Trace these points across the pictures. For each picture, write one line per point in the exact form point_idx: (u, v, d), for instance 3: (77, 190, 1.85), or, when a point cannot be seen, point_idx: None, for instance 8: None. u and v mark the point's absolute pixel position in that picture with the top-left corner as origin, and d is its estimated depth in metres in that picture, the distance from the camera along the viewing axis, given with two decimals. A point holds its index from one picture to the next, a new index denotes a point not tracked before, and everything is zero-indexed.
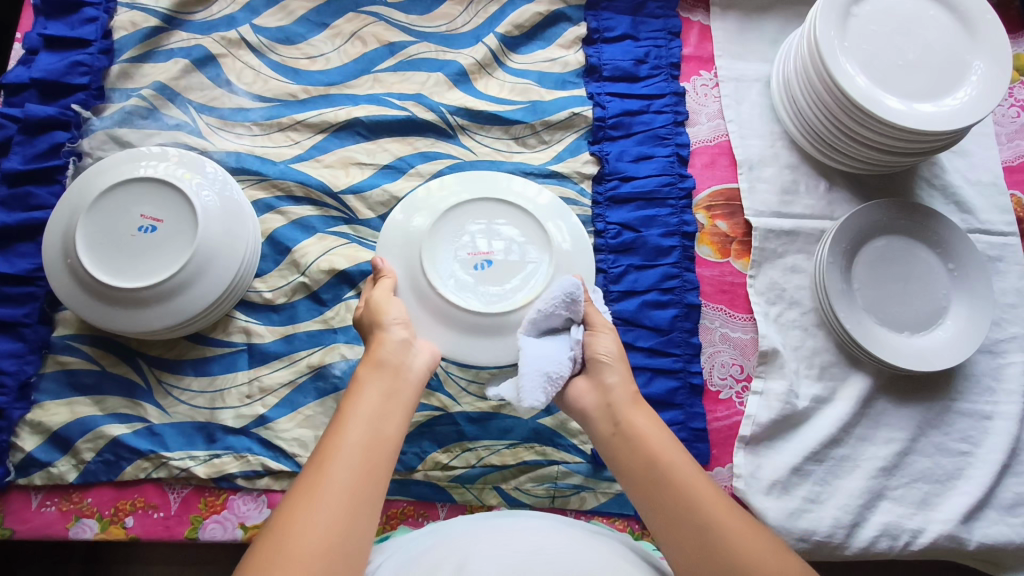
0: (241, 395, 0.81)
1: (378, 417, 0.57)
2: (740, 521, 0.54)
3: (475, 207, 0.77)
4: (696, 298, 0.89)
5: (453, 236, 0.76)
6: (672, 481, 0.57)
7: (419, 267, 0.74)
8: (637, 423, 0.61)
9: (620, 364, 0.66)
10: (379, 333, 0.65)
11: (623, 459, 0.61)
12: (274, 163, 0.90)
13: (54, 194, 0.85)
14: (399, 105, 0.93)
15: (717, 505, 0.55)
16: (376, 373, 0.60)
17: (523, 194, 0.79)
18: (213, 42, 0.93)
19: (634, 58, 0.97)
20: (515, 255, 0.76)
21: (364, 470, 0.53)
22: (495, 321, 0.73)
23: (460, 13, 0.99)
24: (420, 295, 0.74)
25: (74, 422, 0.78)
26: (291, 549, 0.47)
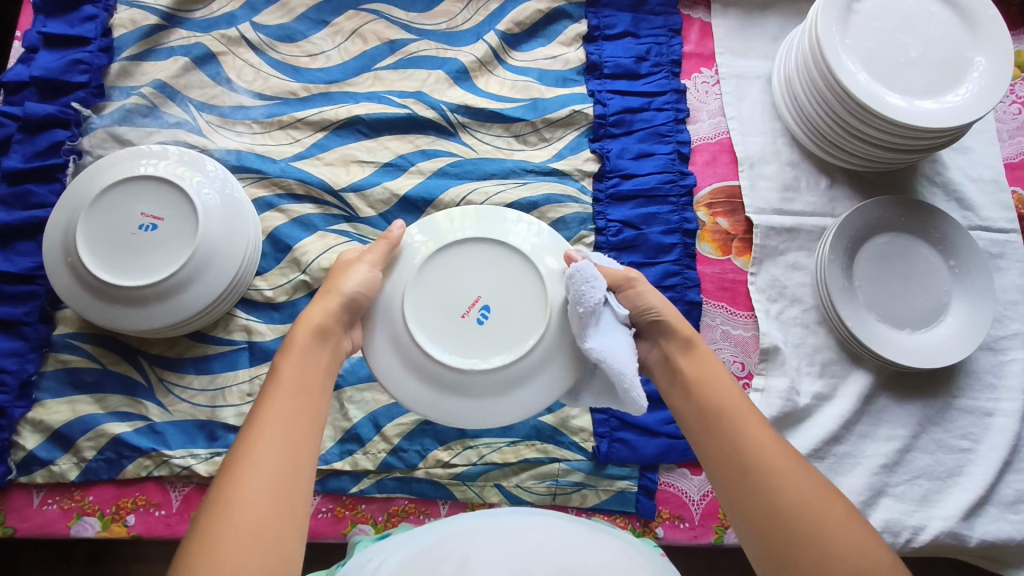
0: (242, 393, 0.81)
1: (308, 384, 0.57)
2: (790, 463, 0.54)
3: (435, 261, 0.68)
4: (697, 295, 0.88)
5: (438, 291, 0.67)
6: (724, 421, 0.58)
7: (413, 350, 0.65)
8: (694, 368, 0.63)
9: (671, 311, 0.66)
10: (327, 297, 0.63)
11: (679, 403, 0.62)
12: (274, 161, 0.89)
13: (54, 192, 0.85)
14: (399, 103, 0.93)
15: (771, 446, 0.55)
16: (310, 338, 0.60)
17: (478, 222, 0.70)
18: (213, 40, 0.93)
19: (635, 55, 0.97)
20: (502, 289, 0.67)
21: (299, 432, 0.53)
22: (518, 372, 0.65)
23: (460, 10, 0.98)
24: (428, 378, 0.66)
25: (74, 421, 0.78)
26: (237, 510, 0.46)
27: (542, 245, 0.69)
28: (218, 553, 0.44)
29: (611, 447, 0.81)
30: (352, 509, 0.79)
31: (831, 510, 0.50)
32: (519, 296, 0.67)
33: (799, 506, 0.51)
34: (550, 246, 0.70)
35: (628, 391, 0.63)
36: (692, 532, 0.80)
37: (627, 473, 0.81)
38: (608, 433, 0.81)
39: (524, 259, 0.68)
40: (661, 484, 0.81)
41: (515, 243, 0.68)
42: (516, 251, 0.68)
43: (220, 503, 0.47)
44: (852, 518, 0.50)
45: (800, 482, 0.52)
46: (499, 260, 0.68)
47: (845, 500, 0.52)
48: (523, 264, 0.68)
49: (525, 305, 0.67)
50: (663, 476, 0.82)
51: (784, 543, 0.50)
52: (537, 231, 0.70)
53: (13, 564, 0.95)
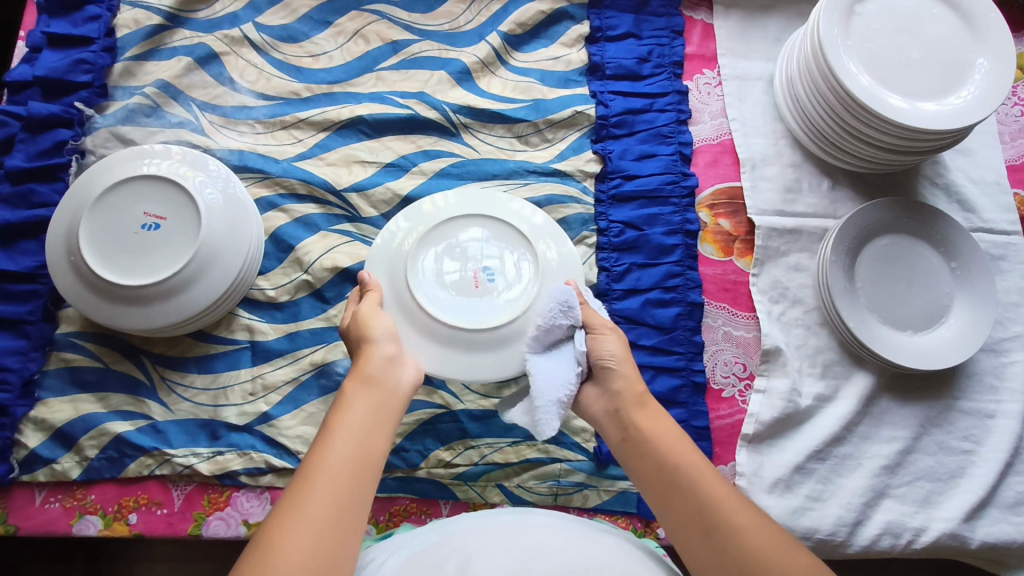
0: (244, 393, 0.81)
1: (364, 434, 0.56)
2: (751, 518, 0.54)
3: (437, 231, 0.75)
4: (699, 296, 0.88)
5: (440, 256, 0.74)
6: (681, 482, 0.58)
7: (416, 308, 0.70)
8: (647, 422, 0.63)
9: (626, 365, 0.66)
10: (366, 347, 0.64)
11: (636, 461, 0.62)
12: (276, 161, 0.90)
13: (57, 191, 0.85)
14: (402, 104, 0.93)
15: (732, 505, 0.55)
16: (362, 388, 0.60)
17: (476, 199, 0.77)
18: (216, 41, 0.93)
19: (637, 56, 0.97)
20: (500, 258, 0.74)
21: (349, 487, 0.53)
22: (514, 328, 0.71)
23: (462, 11, 0.99)
24: (428, 334, 0.70)
25: (76, 419, 0.78)
26: (278, 565, 0.46)
27: (536, 223, 0.76)
28: None
29: None
30: None
31: (795, 561, 0.51)
32: (515, 263, 0.74)
33: (766, 565, 0.51)
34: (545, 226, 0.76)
35: (537, 411, 0.67)
36: None
37: (628, 473, 0.81)
38: None
39: (520, 230, 0.75)
40: None
41: (513, 218, 0.76)
42: (514, 226, 0.75)
43: (264, 554, 0.47)
44: (815, 567, 0.51)
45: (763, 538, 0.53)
46: (498, 230, 0.75)
47: (803, 546, 0.53)
48: (519, 236, 0.75)
49: (521, 270, 0.74)
50: None
51: None
52: (531, 212, 0.77)
53: (16, 565, 0.96)
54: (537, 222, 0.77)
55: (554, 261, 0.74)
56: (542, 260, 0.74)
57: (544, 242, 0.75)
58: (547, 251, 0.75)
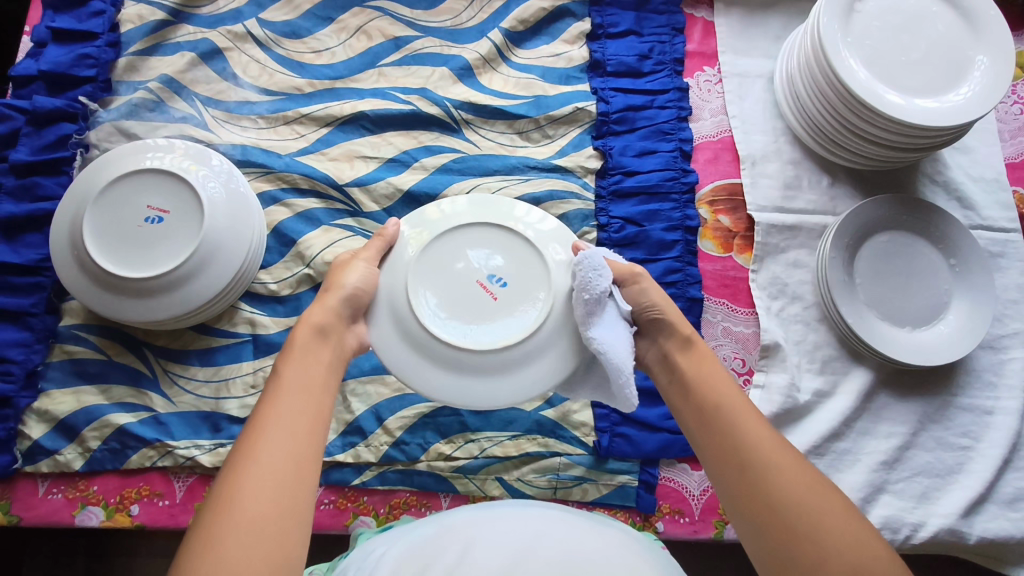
0: (245, 385, 0.81)
1: (310, 383, 0.57)
2: (789, 460, 0.54)
3: (436, 247, 0.69)
4: (698, 292, 0.89)
5: (443, 270, 0.68)
6: (721, 420, 0.58)
7: (424, 336, 0.65)
8: (692, 364, 0.63)
9: (672, 310, 0.66)
10: (327, 296, 0.64)
11: (679, 401, 0.63)
12: (279, 156, 0.90)
13: (61, 185, 0.85)
14: (404, 99, 0.94)
15: (768, 443, 0.55)
16: (311, 338, 0.60)
17: (472, 206, 0.71)
18: (219, 36, 0.94)
19: (638, 53, 0.97)
20: (505, 270, 0.68)
21: (303, 433, 0.53)
22: (531, 346, 0.66)
23: (464, 8, 0.99)
24: (438, 363, 0.66)
25: (80, 411, 0.78)
26: (240, 509, 0.47)
27: (544, 229, 0.70)
28: (222, 550, 0.44)
29: (613, 442, 0.81)
30: (354, 501, 0.79)
31: (829, 504, 0.51)
32: (524, 274, 0.68)
33: (798, 503, 0.51)
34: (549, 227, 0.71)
35: (621, 388, 0.63)
36: (692, 527, 0.80)
37: (627, 467, 0.81)
38: (609, 428, 0.82)
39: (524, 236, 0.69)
40: (661, 478, 0.82)
41: (515, 224, 0.70)
42: (517, 232, 0.69)
43: (225, 500, 0.47)
44: (846, 512, 0.51)
45: (798, 478, 0.52)
46: (504, 241, 0.69)
47: (843, 494, 0.52)
48: (524, 243, 0.69)
49: (531, 279, 0.68)
50: (663, 471, 0.82)
51: (783, 542, 0.51)
52: (534, 214, 0.71)
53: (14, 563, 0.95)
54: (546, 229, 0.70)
55: (563, 265, 0.69)
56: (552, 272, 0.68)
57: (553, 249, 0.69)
58: (555, 254, 0.69)
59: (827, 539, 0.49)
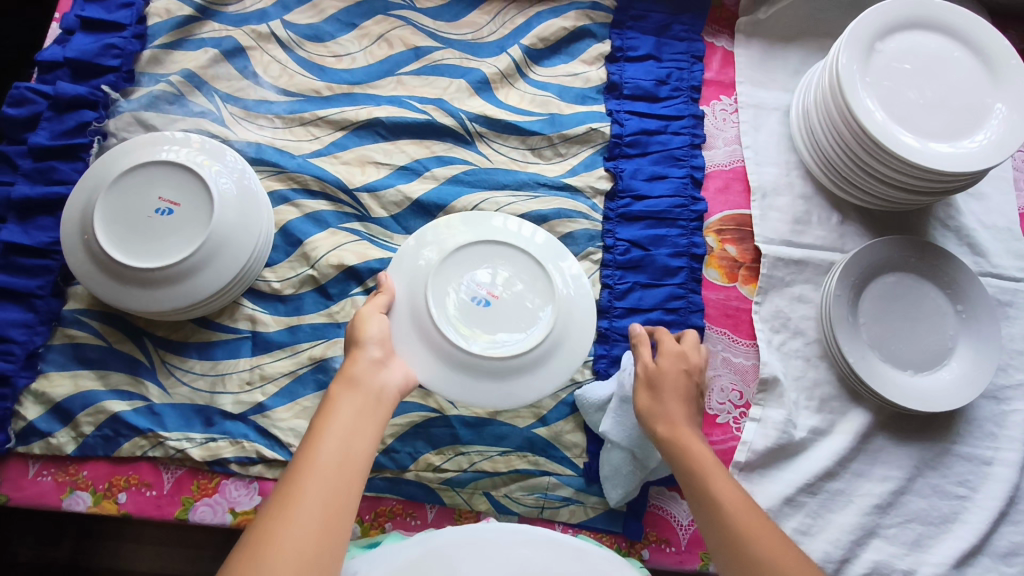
0: (241, 381, 0.82)
1: (348, 437, 0.58)
2: (781, 547, 0.56)
3: (455, 330, 0.72)
4: (700, 320, 0.89)
5: (462, 323, 0.73)
6: (706, 492, 0.62)
7: (441, 340, 0.71)
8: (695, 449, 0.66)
9: (671, 404, 0.70)
10: (355, 350, 0.67)
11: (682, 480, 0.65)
12: (292, 156, 0.91)
13: (77, 171, 0.86)
14: (420, 109, 0.94)
15: (765, 533, 0.57)
16: (347, 389, 0.62)
17: (472, 226, 0.78)
18: (243, 35, 0.95)
19: (656, 78, 0.99)
20: (510, 278, 0.76)
21: (338, 490, 0.54)
22: (539, 351, 0.73)
23: (486, 23, 1.01)
24: (458, 367, 0.72)
25: (76, 395, 0.78)
26: (270, 560, 0.48)
27: (434, 240, 0.77)
28: None
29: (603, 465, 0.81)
30: None
31: None
32: (528, 280, 0.76)
33: None
34: (550, 243, 0.79)
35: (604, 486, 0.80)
36: (678, 557, 0.79)
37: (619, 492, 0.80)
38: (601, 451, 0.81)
39: (501, 236, 0.77)
40: (650, 505, 0.81)
41: (457, 240, 0.77)
42: (524, 245, 0.77)
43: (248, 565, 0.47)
44: None
45: (785, 555, 0.55)
46: (446, 270, 0.75)
47: None
48: (450, 259, 0.75)
49: (498, 256, 0.76)
50: (653, 499, 0.81)
51: None
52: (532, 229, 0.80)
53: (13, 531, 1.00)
54: (428, 246, 0.77)
55: (523, 233, 0.79)
56: (487, 239, 0.77)
57: (455, 238, 0.77)
58: (472, 230, 0.78)
59: None
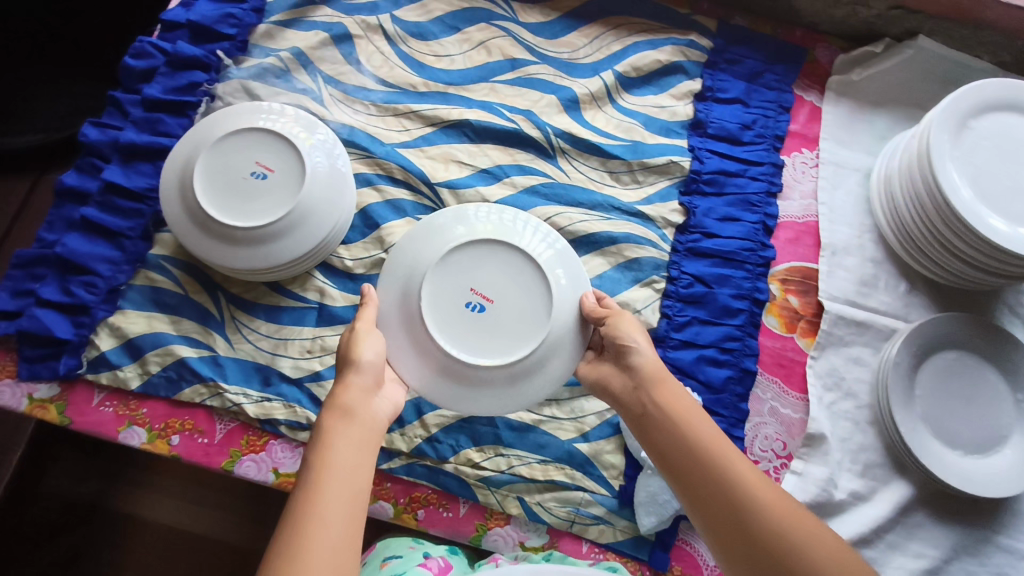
0: (302, 349, 0.84)
1: (351, 471, 0.58)
2: (759, 479, 0.60)
3: (451, 338, 0.73)
4: (753, 365, 0.89)
5: (457, 328, 0.74)
6: (678, 436, 0.64)
7: (430, 344, 0.73)
8: (660, 392, 0.68)
9: (645, 344, 0.72)
10: (348, 375, 0.67)
11: (649, 430, 0.67)
12: (382, 143, 0.94)
13: (182, 126, 0.91)
14: (509, 117, 0.97)
15: (745, 468, 0.61)
16: (342, 419, 0.63)
17: (460, 227, 0.77)
18: (353, 24, 1.00)
19: (741, 122, 1.01)
20: (505, 283, 0.75)
21: (347, 517, 0.55)
22: (527, 361, 0.73)
23: (583, 45, 1.03)
24: (448, 374, 0.74)
25: (148, 334, 0.82)
26: None
27: (421, 241, 0.77)
28: None
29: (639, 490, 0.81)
30: (377, 484, 0.81)
31: (803, 523, 0.57)
32: (521, 282, 0.75)
33: (770, 520, 0.57)
34: (551, 244, 0.77)
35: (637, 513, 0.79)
36: None
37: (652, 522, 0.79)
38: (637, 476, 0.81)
39: (489, 235, 0.76)
40: (678, 540, 0.80)
41: (445, 243, 0.76)
42: (525, 248, 0.76)
43: None
44: (807, 507, 0.58)
45: (763, 486, 0.59)
46: (437, 275, 0.74)
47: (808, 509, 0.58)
48: (438, 265, 0.75)
49: (485, 255, 0.75)
50: (682, 534, 0.81)
51: (762, 557, 0.56)
52: (535, 228, 0.78)
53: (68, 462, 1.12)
54: (414, 249, 0.77)
55: (514, 230, 0.77)
56: (473, 240, 0.76)
57: (442, 238, 0.76)
58: (460, 230, 0.77)
59: (798, 549, 0.55)
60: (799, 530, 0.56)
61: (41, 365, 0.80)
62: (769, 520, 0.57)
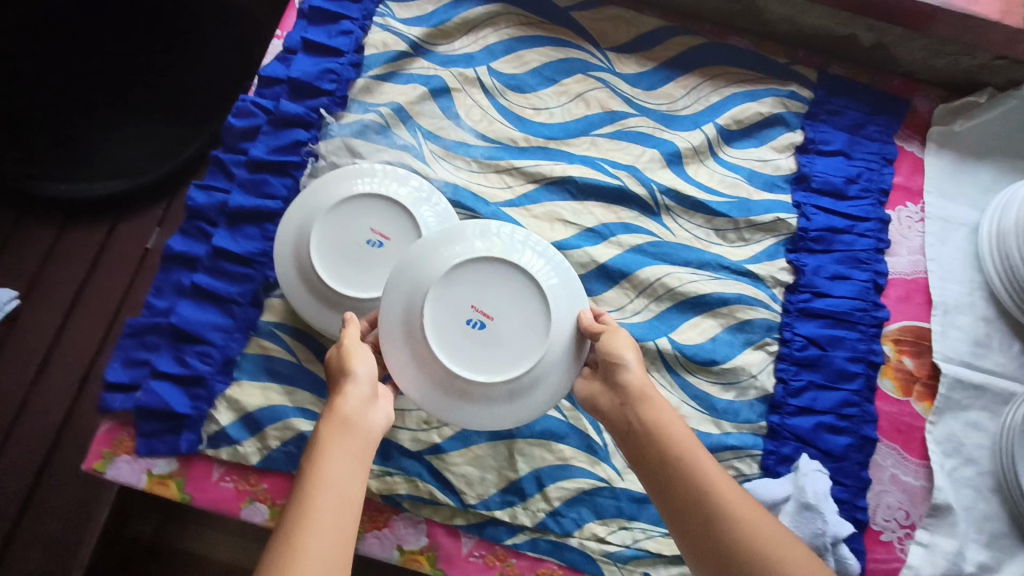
0: (419, 420, 0.83)
1: (344, 480, 0.57)
2: (752, 508, 0.63)
3: (452, 356, 0.73)
4: (873, 432, 0.88)
5: (457, 344, 0.73)
6: (672, 462, 0.66)
7: (430, 359, 0.73)
8: (652, 414, 0.68)
9: (635, 362, 0.72)
10: (345, 387, 0.65)
11: (641, 452, 0.68)
12: (487, 202, 0.93)
13: (286, 187, 0.89)
14: (613, 174, 0.95)
15: (737, 497, 0.63)
16: (339, 429, 0.61)
17: (458, 242, 0.75)
18: (451, 77, 0.97)
19: (846, 176, 0.99)
20: (504, 300, 0.75)
21: (339, 530, 0.54)
22: (528, 376, 0.74)
23: (681, 96, 1.02)
24: (447, 388, 0.74)
25: (267, 408, 0.81)
26: None
27: (421, 254, 0.75)
28: None
29: None
30: (502, 561, 0.80)
31: (795, 553, 0.60)
32: (518, 300, 0.75)
33: (761, 551, 0.60)
34: (553, 263, 0.77)
35: None
36: None
37: None
38: None
39: (491, 253, 0.75)
40: None
41: (446, 259, 0.74)
42: (523, 266, 0.75)
43: None
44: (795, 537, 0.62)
45: (755, 514, 0.62)
46: (438, 293, 0.73)
47: (796, 537, 0.62)
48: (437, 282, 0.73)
49: (485, 273, 0.74)
50: None
51: None
52: (535, 245, 0.77)
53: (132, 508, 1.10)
54: (413, 263, 0.75)
55: (512, 247, 0.76)
56: (474, 258, 0.74)
57: (442, 255, 0.74)
58: (457, 246, 0.75)
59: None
60: (791, 561, 0.59)
61: (160, 440, 0.79)
62: (756, 549, 0.60)
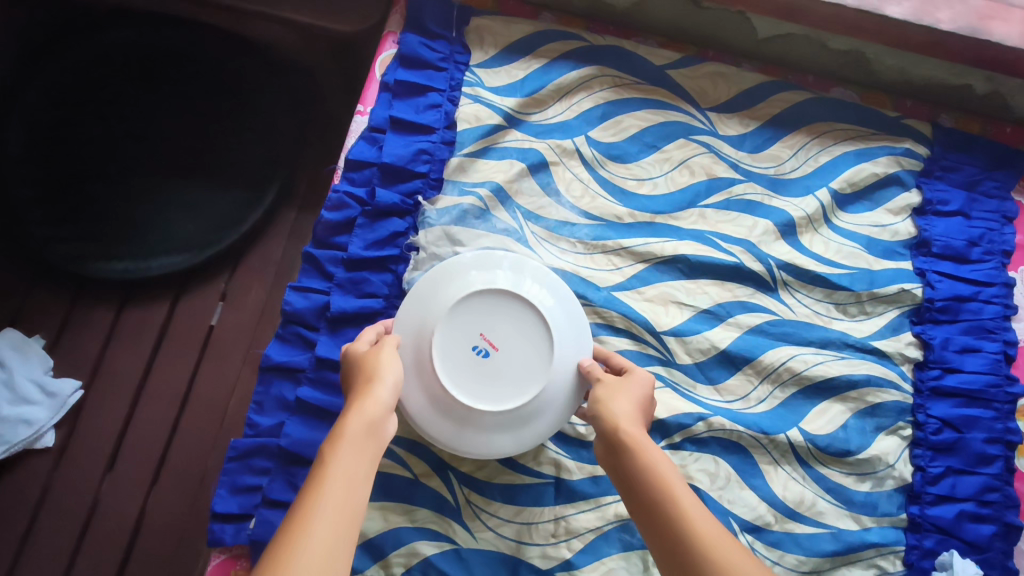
0: (547, 533, 0.78)
1: (356, 477, 0.52)
2: (744, 552, 0.52)
3: (457, 383, 0.72)
4: (1017, 518, 0.83)
5: (462, 369, 0.72)
6: (657, 496, 0.58)
7: (434, 385, 0.72)
8: (636, 447, 0.62)
9: (622, 402, 0.67)
10: (372, 389, 0.61)
11: (626, 488, 0.61)
12: (597, 288, 0.87)
13: (387, 283, 0.83)
14: (727, 249, 0.90)
15: (725, 538, 0.53)
16: (361, 430, 0.56)
17: (473, 268, 0.76)
18: (548, 149, 0.91)
19: (968, 238, 0.92)
20: (511, 331, 0.73)
21: (345, 524, 0.48)
22: (532, 405, 0.72)
23: (789, 157, 0.95)
24: (450, 414, 0.72)
25: (388, 532, 0.76)
26: None
27: (439, 283, 0.75)
28: None
29: None
30: None
31: None
32: (523, 332, 0.73)
33: None
34: (558, 297, 0.76)
35: None
36: None
37: None
38: None
39: (504, 282, 0.74)
40: None
41: (460, 284, 0.75)
42: (528, 298, 0.74)
43: None
44: None
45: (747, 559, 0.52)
46: (449, 317, 0.73)
47: None
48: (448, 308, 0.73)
49: (495, 301, 0.74)
50: None
51: None
52: (545, 278, 0.77)
53: None
54: (431, 290, 0.75)
55: (527, 278, 0.76)
56: (486, 285, 0.74)
57: (458, 280, 0.75)
58: (475, 274, 0.75)
59: None
60: None
61: None
62: None
